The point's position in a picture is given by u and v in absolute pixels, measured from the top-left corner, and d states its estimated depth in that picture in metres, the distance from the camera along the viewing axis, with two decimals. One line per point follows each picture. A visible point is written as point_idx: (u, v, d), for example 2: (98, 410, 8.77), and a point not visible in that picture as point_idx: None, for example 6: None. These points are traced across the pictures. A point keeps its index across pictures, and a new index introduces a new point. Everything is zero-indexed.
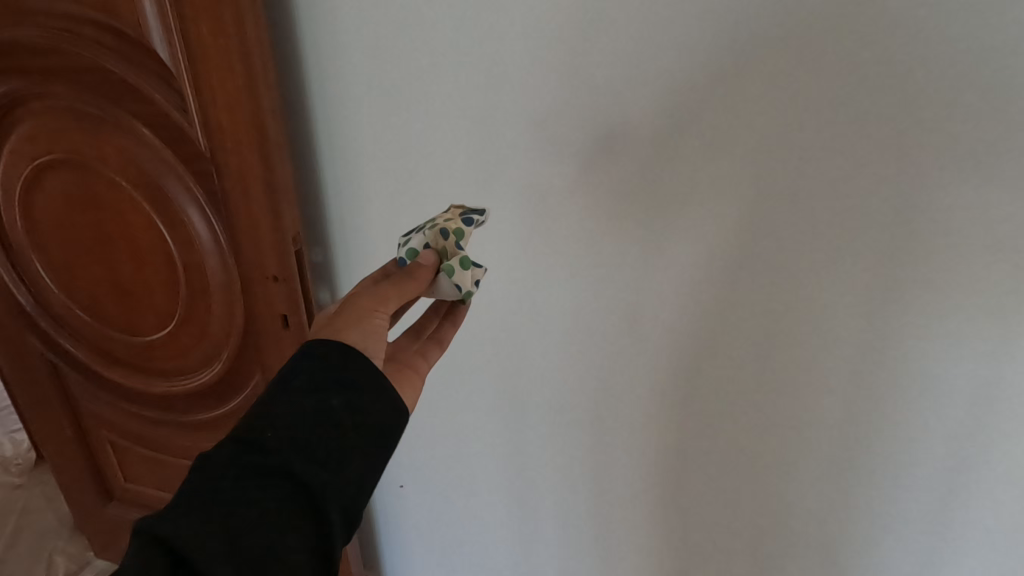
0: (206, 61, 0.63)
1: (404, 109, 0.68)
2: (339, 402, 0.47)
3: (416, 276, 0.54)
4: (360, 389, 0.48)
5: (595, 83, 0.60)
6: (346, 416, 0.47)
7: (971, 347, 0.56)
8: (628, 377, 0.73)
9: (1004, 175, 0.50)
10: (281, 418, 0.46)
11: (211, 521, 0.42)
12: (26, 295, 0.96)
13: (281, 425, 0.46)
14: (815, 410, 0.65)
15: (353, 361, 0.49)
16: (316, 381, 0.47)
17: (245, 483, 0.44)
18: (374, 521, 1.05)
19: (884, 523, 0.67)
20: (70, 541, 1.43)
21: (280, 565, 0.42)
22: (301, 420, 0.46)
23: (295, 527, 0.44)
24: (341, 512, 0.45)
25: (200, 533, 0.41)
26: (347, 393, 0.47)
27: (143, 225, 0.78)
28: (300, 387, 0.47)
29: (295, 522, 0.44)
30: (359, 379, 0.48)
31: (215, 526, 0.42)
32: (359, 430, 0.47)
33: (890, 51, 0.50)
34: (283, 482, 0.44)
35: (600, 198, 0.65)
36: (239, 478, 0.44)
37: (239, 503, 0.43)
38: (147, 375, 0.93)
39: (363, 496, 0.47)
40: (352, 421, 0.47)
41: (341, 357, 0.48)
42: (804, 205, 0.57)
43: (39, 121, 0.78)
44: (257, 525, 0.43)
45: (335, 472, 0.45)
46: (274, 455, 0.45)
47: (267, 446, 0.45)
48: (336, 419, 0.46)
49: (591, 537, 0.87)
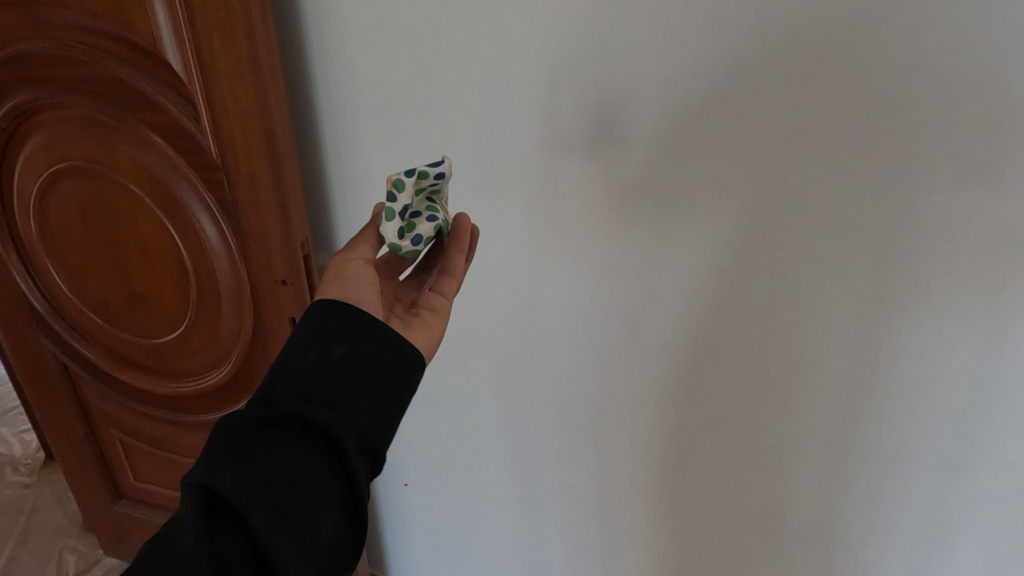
0: (218, 73, 0.64)
1: (409, 117, 0.70)
2: (343, 349, 0.48)
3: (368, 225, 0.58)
4: (363, 336, 0.49)
5: (596, 94, 0.61)
6: (352, 361, 0.48)
7: (963, 349, 0.57)
8: (629, 377, 0.75)
9: (996, 184, 0.51)
10: (288, 373, 0.47)
11: (240, 467, 0.42)
12: (40, 299, 0.98)
13: (290, 379, 0.47)
14: (811, 409, 0.67)
15: (349, 313, 0.50)
16: (318, 335, 0.49)
17: (264, 431, 0.44)
18: (381, 520, 1.07)
19: (880, 519, 0.68)
20: (81, 540, 1.45)
21: (313, 495, 0.43)
22: (309, 369, 0.47)
23: (319, 466, 0.44)
24: (361, 444, 0.46)
25: (225, 476, 0.42)
26: (349, 340, 0.49)
27: (154, 229, 0.80)
28: (302, 343, 0.49)
29: (319, 458, 0.44)
30: (360, 327, 0.50)
31: (244, 470, 0.42)
32: (367, 371, 0.48)
33: (883, 64, 0.51)
34: (300, 427, 0.45)
35: (600, 203, 0.66)
36: (258, 429, 0.44)
37: (263, 449, 0.43)
38: (158, 376, 0.95)
39: (380, 428, 0.47)
40: (358, 364, 0.48)
41: (339, 312, 0.50)
42: (800, 212, 0.59)
43: (54, 129, 0.80)
44: (282, 465, 0.43)
45: (348, 410, 0.46)
46: (285, 402, 0.45)
47: (278, 399, 0.46)
48: (343, 365, 0.48)
49: (594, 533, 0.89)
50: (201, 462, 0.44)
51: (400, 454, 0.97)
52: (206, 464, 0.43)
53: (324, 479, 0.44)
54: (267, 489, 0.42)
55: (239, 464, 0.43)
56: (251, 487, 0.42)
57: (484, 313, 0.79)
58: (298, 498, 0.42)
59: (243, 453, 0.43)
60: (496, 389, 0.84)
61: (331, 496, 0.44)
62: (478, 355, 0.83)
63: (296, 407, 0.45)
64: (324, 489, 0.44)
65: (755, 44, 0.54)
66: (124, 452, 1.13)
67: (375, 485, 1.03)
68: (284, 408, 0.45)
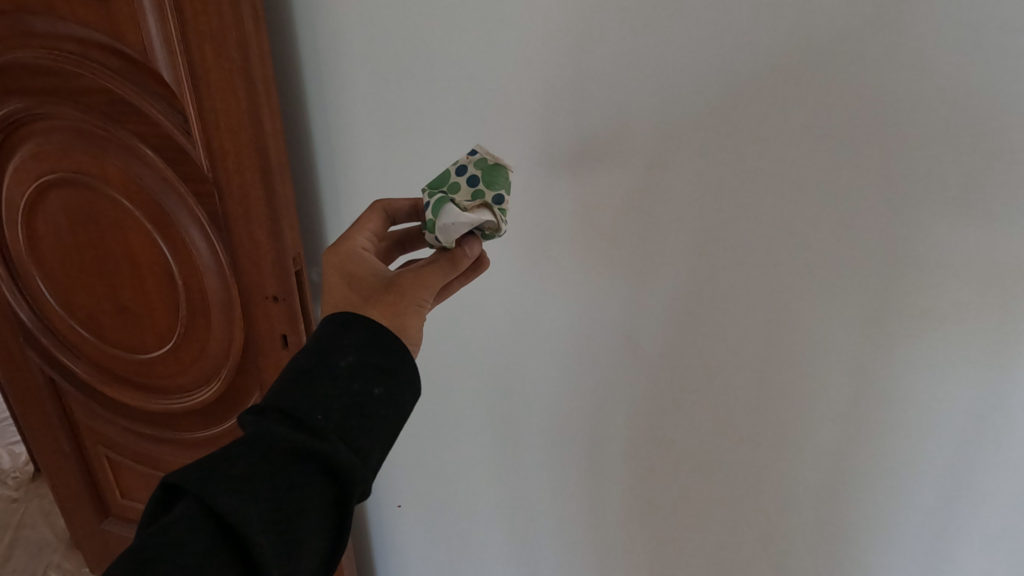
0: (210, 84, 0.63)
1: (402, 128, 0.68)
2: (383, 390, 0.46)
3: (452, 274, 0.52)
4: (399, 375, 0.47)
5: (595, 106, 0.59)
6: (385, 405, 0.46)
7: (970, 375, 0.56)
8: (628, 397, 0.72)
9: (999, 203, 0.50)
10: (330, 401, 0.44)
11: (247, 487, 0.40)
12: (28, 312, 0.96)
13: (329, 408, 0.44)
14: (815, 432, 0.64)
15: (397, 348, 0.48)
16: (362, 363, 0.46)
17: (273, 454, 0.42)
18: (370, 540, 1.04)
19: (882, 545, 0.66)
20: (65, 557, 1.41)
21: (303, 531, 0.41)
22: (347, 401, 0.44)
23: (323, 509, 0.43)
24: (360, 494, 0.44)
25: (228, 491, 0.39)
26: (389, 378, 0.47)
27: (143, 242, 0.78)
28: (348, 367, 0.46)
29: (319, 496, 0.42)
30: (401, 367, 0.48)
31: (250, 490, 0.40)
32: (395, 419, 0.47)
33: (891, 80, 0.49)
34: (314, 463, 0.43)
35: (598, 219, 0.64)
36: (268, 452, 0.42)
37: (273, 470, 0.41)
38: (145, 392, 0.93)
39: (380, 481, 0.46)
40: (391, 409, 0.46)
41: (381, 339, 0.47)
42: (798, 234, 0.57)
43: (44, 140, 0.79)
44: (291, 500, 0.41)
45: (364, 460, 0.44)
46: (328, 441, 0.43)
47: (315, 428, 0.43)
48: (379, 406, 0.45)
49: (591, 558, 0.86)
50: (205, 465, 0.41)
51: (393, 474, 0.94)
52: (211, 474, 0.40)
53: (324, 522, 0.43)
54: (275, 520, 0.40)
55: (251, 488, 0.40)
56: (264, 522, 0.39)
57: (479, 331, 0.76)
58: (304, 543, 0.41)
59: (257, 474, 0.41)
60: (490, 408, 0.81)
61: (321, 543, 0.43)
62: (477, 372, 0.80)
63: (330, 448, 0.42)
64: (320, 537, 0.42)
65: (760, 57, 0.52)
66: (112, 470, 1.10)
67: (366, 506, 1.00)
68: (319, 444, 0.42)
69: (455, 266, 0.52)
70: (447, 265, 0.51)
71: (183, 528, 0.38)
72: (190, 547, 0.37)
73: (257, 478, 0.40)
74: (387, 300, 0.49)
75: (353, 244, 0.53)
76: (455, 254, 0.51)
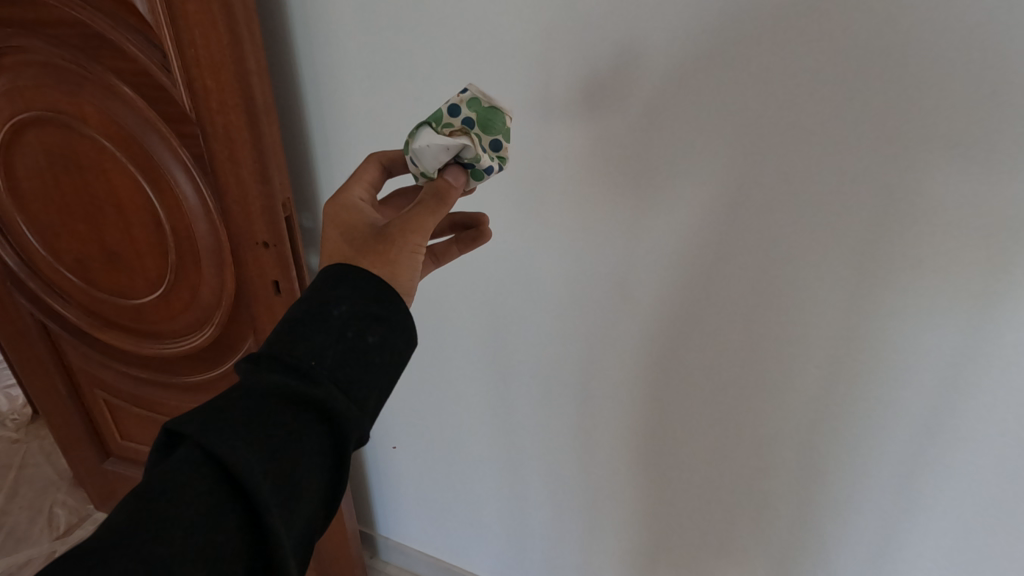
0: (187, 15, 0.59)
1: (392, 66, 0.66)
2: (377, 337, 0.47)
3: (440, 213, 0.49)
4: (392, 325, 0.48)
5: (593, 45, 0.57)
6: (379, 353, 0.47)
7: (950, 323, 0.57)
8: (619, 343, 0.74)
9: (998, 152, 0.49)
10: (325, 348, 0.45)
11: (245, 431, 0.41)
12: (14, 256, 0.94)
13: (323, 355, 0.44)
14: (799, 377, 0.66)
15: (391, 298, 0.48)
16: (355, 311, 0.46)
17: (270, 400, 0.43)
18: (365, 476, 1.08)
19: (853, 483, 0.70)
20: (70, 495, 1.46)
21: (302, 473, 0.42)
22: (341, 349, 0.45)
23: (321, 452, 0.44)
24: (357, 439, 0.45)
25: (226, 435, 0.40)
26: (383, 327, 0.47)
27: (127, 186, 0.76)
28: (342, 315, 0.46)
29: (316, 440, 0.43)
30: (394, 316, 0.48)
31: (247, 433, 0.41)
32: (389, 366, 0.47)
33: (900, 20, 0.48)
34: (310, 408, 0.44)
35: (594, 165, 0.63)
36: (265, 397, 0.43)
37: (270, 416, 0.42)
38: (138, 338, 0.93)
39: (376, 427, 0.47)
40: (385, 358, 0.47)
41: (374, 289, 0.48)
42: (795, 182, 0.57)
43: (15, 75, 0.75)
44: (289, 443, 0.42)
45: (360, 407, 0.45)
46: (323, 387, 0.43)
47: (311, 375, 0.44)
48: (373, 354, 0.46)
49: (578, 495, 0.90)
50: (203, 412, 0.42)
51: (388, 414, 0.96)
52: (208, 420, 0.41)
53: (321, 465, 0.44)
54: (275, 462, 0.41)
55: (249, 431, 0.41)
56: (263, 463, 0.40)
57: (473, 276, 0.77)
58: (303, 484, 0.42)
59: (254, 419, 0.41)
60: (483, 351, 0.83)
61: (319, 484, 0.44)
62: (470, 317, 0.81)
63: (325, 394, 0.43)
64: (318, 479, 0.44)
65: None
66: (110, 413, 1.12)
67: None
68: (314, 390, 0.43)
69: (443, 202, 0.49)
70: (434, 200, 0.49)
71: (185, 471, 0.39)
72: (192, 488, 0.38)
73: (255, 422, 0.41)
74: (378, 249, 0.48)
75: (350, 196, 0.52)
76: (441, 187, 0.48)
